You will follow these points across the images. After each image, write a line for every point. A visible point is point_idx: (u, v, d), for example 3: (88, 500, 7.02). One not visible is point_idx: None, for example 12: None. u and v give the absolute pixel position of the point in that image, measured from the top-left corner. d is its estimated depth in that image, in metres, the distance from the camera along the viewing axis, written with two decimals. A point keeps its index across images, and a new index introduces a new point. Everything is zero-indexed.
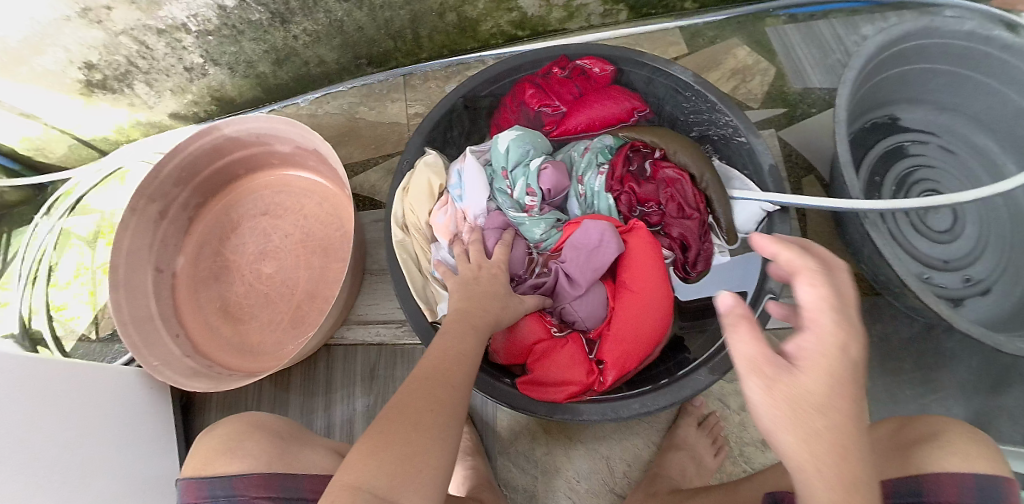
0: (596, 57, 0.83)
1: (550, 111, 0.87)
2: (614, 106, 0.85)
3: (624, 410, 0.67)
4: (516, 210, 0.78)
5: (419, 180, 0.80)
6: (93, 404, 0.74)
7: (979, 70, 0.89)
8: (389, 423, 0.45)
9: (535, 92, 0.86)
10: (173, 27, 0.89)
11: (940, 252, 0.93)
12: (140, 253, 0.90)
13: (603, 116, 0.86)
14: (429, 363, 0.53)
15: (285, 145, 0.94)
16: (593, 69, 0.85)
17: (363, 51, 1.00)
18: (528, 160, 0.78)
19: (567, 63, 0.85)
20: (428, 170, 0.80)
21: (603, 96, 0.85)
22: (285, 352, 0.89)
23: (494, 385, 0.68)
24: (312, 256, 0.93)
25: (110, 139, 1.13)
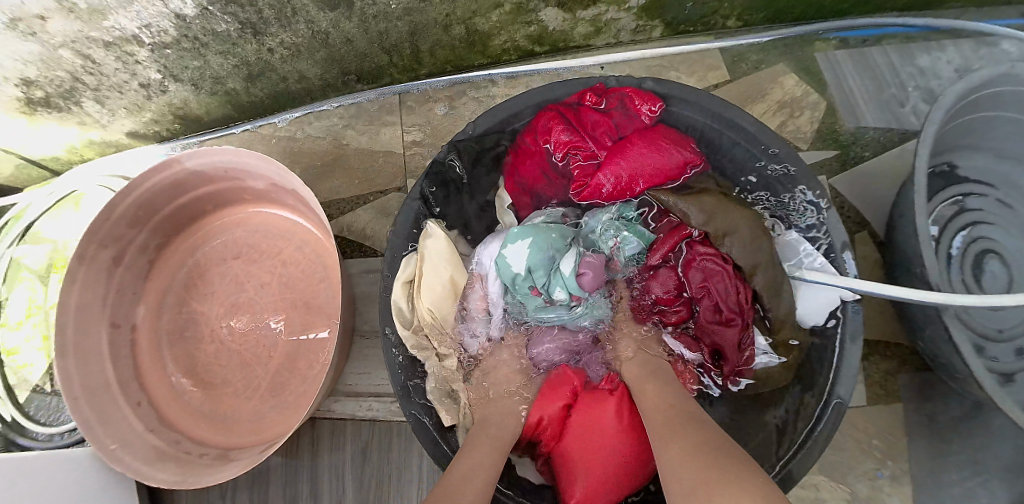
0: (641, 93, 0.69)
1: (581, 156, 0.74)
2: (660, 156, 0.71)
3: None
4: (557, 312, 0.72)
5: (433, 276, 0.70)
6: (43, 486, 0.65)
7: None
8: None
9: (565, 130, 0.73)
10: (123, 39, 0.74)
11: (995, 320, 0.82)
12: (93, 308, 0.77)
13: (643, 168, 0.72)
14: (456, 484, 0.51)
15: (257, 181, 0.80)
16: (635, 105, 0.71)
17: (351, 67, 0.85)
18: (556, 265, 0.69)
19: (604, 93, 0.72)
20: (444, 266, 0.71)
21: (646, 143, 0.71)
22: (263, 425, 0.78)
23: None
24: (293, 312, 0.81)
25: (62, 159, 0.99)
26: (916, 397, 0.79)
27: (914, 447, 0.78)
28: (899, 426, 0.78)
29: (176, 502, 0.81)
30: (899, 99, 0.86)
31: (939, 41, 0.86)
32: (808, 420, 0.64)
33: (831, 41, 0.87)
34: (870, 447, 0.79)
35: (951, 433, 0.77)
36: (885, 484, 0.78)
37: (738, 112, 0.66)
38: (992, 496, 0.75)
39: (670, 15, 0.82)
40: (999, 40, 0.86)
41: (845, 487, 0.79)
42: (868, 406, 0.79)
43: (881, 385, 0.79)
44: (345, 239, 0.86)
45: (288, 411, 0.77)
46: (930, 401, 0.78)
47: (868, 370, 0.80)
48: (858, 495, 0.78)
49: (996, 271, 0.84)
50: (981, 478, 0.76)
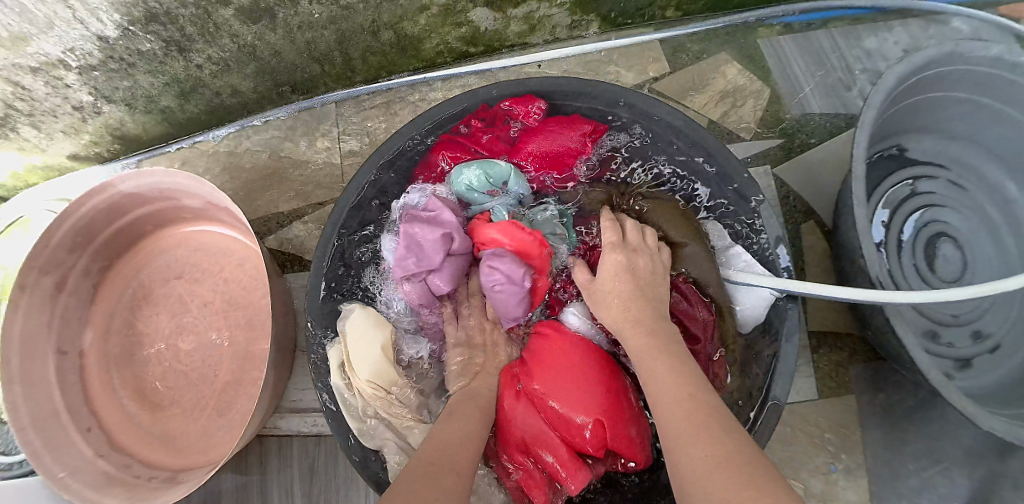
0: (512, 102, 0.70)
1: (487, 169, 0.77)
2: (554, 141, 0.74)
3: None
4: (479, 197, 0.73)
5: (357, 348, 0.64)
6: None
7: (1000, 100, 0.74)
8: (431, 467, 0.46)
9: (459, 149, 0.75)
10: (49, 64, 0.72)
11: (949, 305, 0.79)
12: (36, 336, 0.77)
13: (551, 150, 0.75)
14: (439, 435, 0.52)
15: (194, 201, 0.79)
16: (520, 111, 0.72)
17: (284, 78, 0.84)
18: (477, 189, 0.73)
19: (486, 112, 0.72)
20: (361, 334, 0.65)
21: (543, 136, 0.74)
22: (212, 446, 0.77)
23: None
24: (236, 329, 0.81)
25: (7, 185, 0.98)
26: (870, 388, 0.78)
27: (869, 439, 0.76)
28: (851, 417, 0.77)
29: None
30: (845, 83, 0.83)
31: (888, 21, 0.84)
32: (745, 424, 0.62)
33: (775, 27, 0.85)
34: (823, 441, 0.77)
35: (906, 422, 0.76)
36: (840, 478, 0.76)
37: (630, 93, 0.65)
38: (953, 487, 0.74)
39: (604, 9, 0.80)
40: (949, 18, 0.84)
41: (798, 482, 0.76)
42: (819, 399, 0.78)
43: (831, 377, 0.78)
44: (286, 254, 0.85)
45: (234, 430, 0.77)
46: (883, 391, 0.77)
47: (818, 362, 0.79)
48: (812, 490, 0.76)
49: (949, 255, 0.80)
50: (940, 467, 0.74)
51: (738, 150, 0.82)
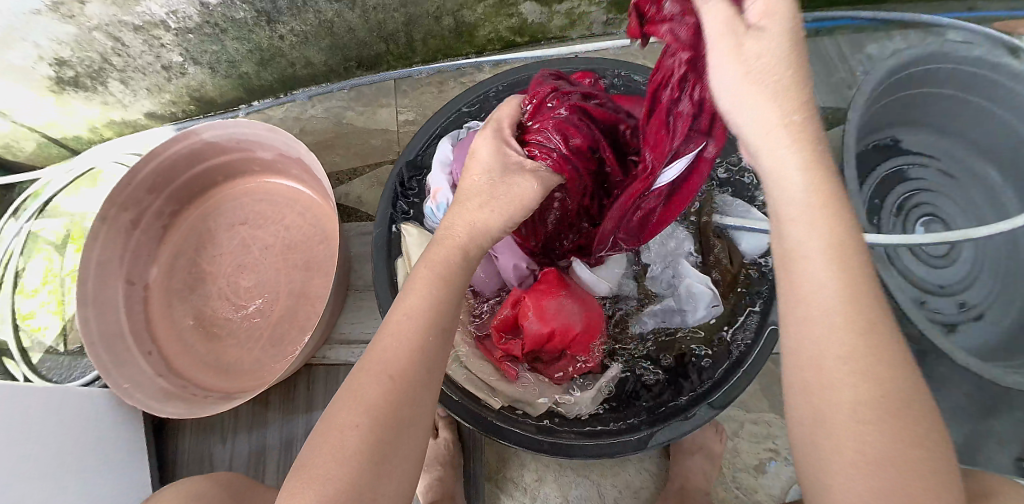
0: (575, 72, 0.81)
1: None
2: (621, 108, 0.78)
3: (647, 442, 0.65)
4: None
5: (419, 271, 0.70)
6: (69, 422, 0.71)
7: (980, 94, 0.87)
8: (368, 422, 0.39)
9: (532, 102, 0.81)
10: (151, 23, 0.83)
11: (935, 277, 0.90)
12: (110, 264, 0.85)
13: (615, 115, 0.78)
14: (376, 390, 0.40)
15: (266, 152, 0.89)
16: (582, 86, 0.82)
17: (352, 54, 0.96)
18: None
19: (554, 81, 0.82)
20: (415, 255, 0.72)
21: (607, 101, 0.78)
22: (263, 371, 0.84)
23: (505, 431, 0.65)
24: (294, 269, 0.89)
25: (83, 139, 1.08)
26: None
27: None
28: None
29: (178, 443, 0.87)
30: (848, 83, 0.98)
31: (889, 32, 0.99)
32: (752, 327, 0.70)
33: None
34: None
35: None
36: None
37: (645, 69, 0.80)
38: None
39: None
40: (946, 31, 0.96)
41: None
42: None
43: None
44: (343, 205, 0.94)
45: (284, 357, 0.84)
46: None
47: None
48: None
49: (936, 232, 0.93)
50: None
51: None
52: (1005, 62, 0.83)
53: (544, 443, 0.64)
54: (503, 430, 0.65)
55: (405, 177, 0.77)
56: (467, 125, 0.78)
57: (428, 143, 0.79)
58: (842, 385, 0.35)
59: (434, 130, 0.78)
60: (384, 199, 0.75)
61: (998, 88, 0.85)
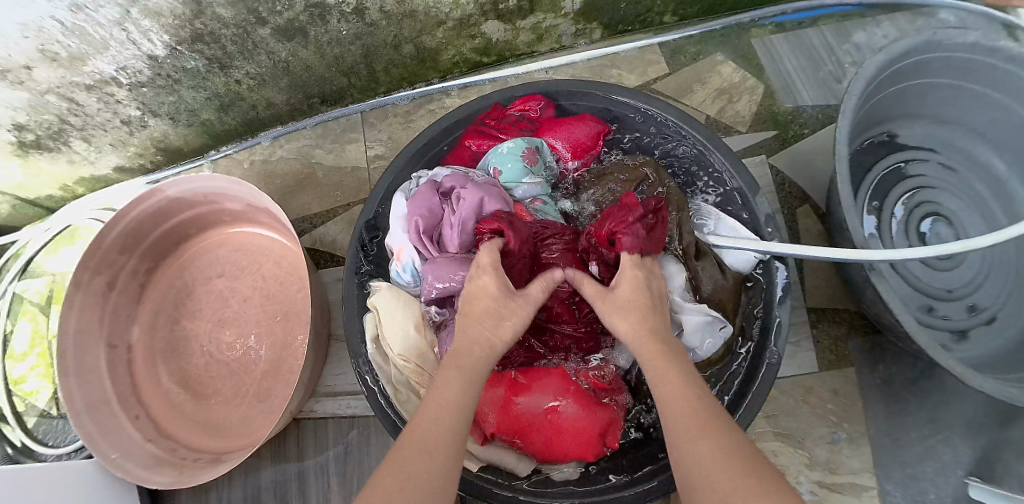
0: (525, 97, 0.80)
1: None
2: (573, 130, 0.79)
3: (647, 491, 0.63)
4: (530, 180, 0.77)
5: (387, 326, 0.70)
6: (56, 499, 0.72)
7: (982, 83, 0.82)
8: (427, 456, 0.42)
9: (484, 140, 0.81)
10: (102, 81, 0.81)
11: (942, 281, 0.86)
12: (89, 331, 0.83)
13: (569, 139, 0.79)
14: (425, 428, 0.45)
15: (234, 204, 0.87)
16: (530, 112, 0.81)
17: (314, 91, 0.93)
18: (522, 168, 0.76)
19: (501, 111, 0.81)
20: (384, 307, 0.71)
21: (558, 126, 0.80)
22: (251, 429, 0.83)
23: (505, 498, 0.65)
24: (274, 322, 0.87)
25: (56, 197, 1.07)
26: (869, 361, 0.84)
27: (870, 406, 0.82)
28: (852, 388, 0.83)
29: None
30: (836, 76, 0.92)
31: (876, 16, 0.93)
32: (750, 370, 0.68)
33: (767, 27, 0.94)
34: (825, 410, 0.83)
35: (905, 392, 0.81)
36: (843, 446, 0.82)
37: (614, 87, 0.75)
38: (955, 454, 0.78)
39: (606, 18, 0.89)
40: (935, 11, 0.92)
41: (802, 450, 0.82)
42: (822, 372, 0.85)
43: (831, 350, 0.85)
44: (319, 251, 0.92)
45: (271, 415, 0.82)
46: (882, 363, 0.83)
47: (818, 336, 0.86)
48: (817, 457, 0.82)
49: (942, 233, 0.89)
50: (942, 436, 0.79)
51: (736, 141, 0.90)
52: (1001, 45, 0.76)
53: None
54: (494, 489, 0.66)
55: (365, 239, 0.75)
56: (416, 176, 0.78)
57: (388, 193, 0.77)
58: (696, 447, 0.42)
59: (387, 189, 0.76)
60: (350, 261, 0.73)
61: (998, 72, 0.79)
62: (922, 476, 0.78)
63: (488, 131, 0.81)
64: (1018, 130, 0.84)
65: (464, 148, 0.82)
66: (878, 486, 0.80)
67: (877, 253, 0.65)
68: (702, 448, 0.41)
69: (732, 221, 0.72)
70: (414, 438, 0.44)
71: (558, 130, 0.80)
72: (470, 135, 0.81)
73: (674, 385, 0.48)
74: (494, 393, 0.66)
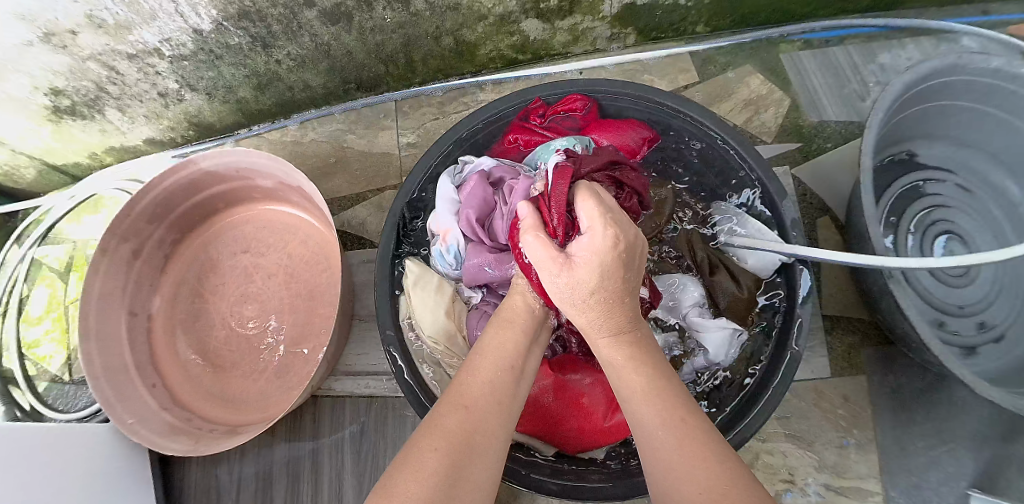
0: (573, 95, 0.81)
1: None
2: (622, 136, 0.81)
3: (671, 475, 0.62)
4: None
5: (425, 304, 0.73)
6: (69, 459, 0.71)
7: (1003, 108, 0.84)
8: (470, 407, 0.43)
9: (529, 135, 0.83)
10: (145, 51, 0.82)
11: (954, 297, 0.88)
12: (112, 296, 0.84)
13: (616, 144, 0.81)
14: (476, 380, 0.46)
15: (266, 180, 0.88)
16: (575, 110, 0.82)
17: (350, 76, 0.94)
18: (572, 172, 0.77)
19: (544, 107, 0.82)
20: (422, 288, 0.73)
21: (603, 127, 0.82)
22: (268, 403, 0.83)
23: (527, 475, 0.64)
24: (297, 299, 0.88)
25: (83, 166, 1.08)
26: (881, 371, 0.86)
27: (880, 416, 0.84)
28: (864, 397, 0.85)
29: (185, 475, 0.86)
30: (860, 94, 0.94)
31: (902, 39, 0.96)
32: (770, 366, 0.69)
33: (796, 43, 0.97)
34: (836, 418, 0.85)
35: (915, 403, 0.83)
36: (852, 452, 0.83)
37: (653, 90, 0.76)
38: (959, 465, 0.80)
39: (642, 24, 0.92)
40: (959, 37, 0.94)
41: (813, 454, 0.84)
42: (834, 379, 0.86)
43: (844, 358, 0.87)
44: (345, 233, 0.93)
45: (289, 390, 0.83)
46: (894, 374, 0.85)
47: (832, 344, 0.87)
48: (826, 462, 0.83)
49: (955, 250, 0.91)
50: (948, 447, 0.81)
51: (761, 150, 0.92)
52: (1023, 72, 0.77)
53: (556, 489, 0.63)
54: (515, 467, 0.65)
55: (406, 218, 0.76)
56: (463, 161, 0.80)
57: (429, 177, 0.77)
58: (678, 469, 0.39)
59: (429, 169, 0.76)
60: (386, 241, 0.71)
61: (1018, 98, 0.81)
62: (927, 486, 0.80)
63: (532, 126, 0.83)
64: None
65: (507, 142, 0.84)
66: (884, 493, 0.81)
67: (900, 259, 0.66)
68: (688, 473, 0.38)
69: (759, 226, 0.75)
70: (455, 415, 0.42)
71: (603, 131, 0.81)
72: (515, 130, 0.83)
73: (652, 393, 0.44)
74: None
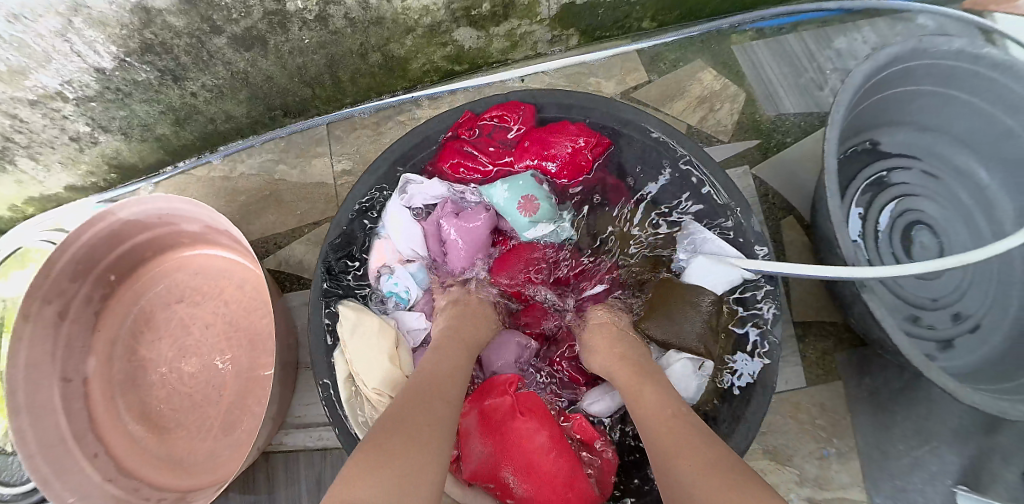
0: (505, 105, 0.74)
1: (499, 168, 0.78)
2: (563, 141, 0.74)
3: None
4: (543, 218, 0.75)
5: (360, 348, 0.67)
6: None
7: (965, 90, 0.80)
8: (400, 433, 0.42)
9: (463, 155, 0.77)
10: (47, 96, 0.74)
11: (928, 290, 0.83)
12: (42, 365, 0.77)
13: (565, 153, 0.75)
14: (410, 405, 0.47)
15: (192, 225, 0.81)
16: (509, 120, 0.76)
17: (276, 103, 0.88)
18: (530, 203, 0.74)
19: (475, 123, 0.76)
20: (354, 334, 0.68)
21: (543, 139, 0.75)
22: (216, 465, 0.79)
23: None
24: (238, 350, 0.82)
25: (4, 218, 1.00)
26: (856, 374, 0.82)
27: (858, 421, 0.80)
28: (841, 402, 0.82)
29: None
30: (817, 83, 0.89)
31: (856, 22, 0.90)
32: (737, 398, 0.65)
33: (747, 33, 0.91)
34: (813, 426, 0.81)
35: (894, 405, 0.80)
36: (833, 461, 0.80)
37: (591, 99, 0.71)
38: (942, 462, 0.75)
39: (583, 23, 0.85)
40: (915, 16, 0.90)
41: (792, 468, 0.80)
42: (808, 386, 0.83)
43: (819, 364, 0.83)
44: (283, 273, 0.87)
45: (237, 450, 0.78)
46: (870, 376, 0.82)
47: (806, 351, 0.84)
48: (807, 475, 0.80)
49: (925, 241, 0.86)
50: (930, 446, 0.76)
51: (717, 151, 0.87)
52: (984, 53, 0.72)
53: None
54: None
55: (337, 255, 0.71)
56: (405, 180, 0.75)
57: (359, 207, 0.72)
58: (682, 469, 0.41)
59: (353, 209, 0.71)
60: (316, 285, 0.67)
61: (980, 79, 0.77)
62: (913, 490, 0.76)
63: (464, 145, 0.77)
64: (1002, 138, 0.82)
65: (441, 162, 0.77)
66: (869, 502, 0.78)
67: (878, 269, 0.61)
68: (685, 466, 0.41)
69: (703, 233, 0.72)
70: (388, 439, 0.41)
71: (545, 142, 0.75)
72: (448, 149, 0.77)
73: (648, 402, 0.53)
74: (478, 449, 0.64)
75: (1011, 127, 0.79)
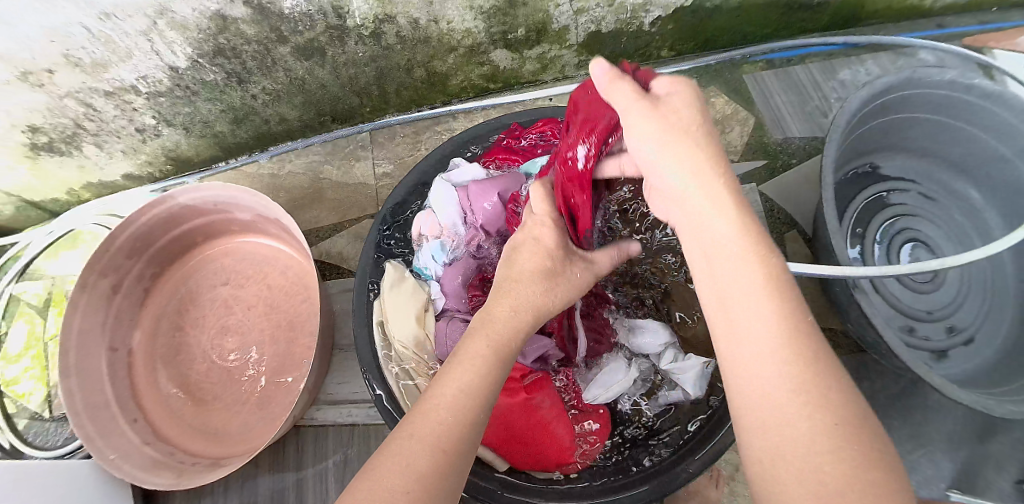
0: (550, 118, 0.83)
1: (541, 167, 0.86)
2: None
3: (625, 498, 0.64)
4: None
5: (399, 312, 0.75)
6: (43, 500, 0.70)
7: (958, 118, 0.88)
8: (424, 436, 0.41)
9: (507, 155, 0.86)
10: (122, 88, 0.83)
11: (923, 304, 0.91)
12: (92, 332, 0.84)
13: None
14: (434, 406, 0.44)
15: (244, 213, 0.89)
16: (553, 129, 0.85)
17: (326, 108, 0.97)
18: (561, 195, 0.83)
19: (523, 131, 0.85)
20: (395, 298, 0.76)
21: None
22: (249, 436, 0.84)
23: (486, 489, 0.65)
24: (277, 330, 0.89)
25: (61, 202, 1.08)
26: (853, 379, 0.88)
27: None
28: None
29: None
30: (822, 110, 0.98)
31: (860, 56, 1.00)
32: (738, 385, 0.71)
33: (758, 63, 1.01)
34: None
35: (888, 409, 0.86)
36: None
37: None
38: (938, 467, 0.80)
39: (607, 50, 0.95)
40: (917, 52, 0.98)
41: None
42: None
43: None
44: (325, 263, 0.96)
45: (271, 421, 0.83)
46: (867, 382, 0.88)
47: None
48: None
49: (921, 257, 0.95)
50: (925, 449, 0.82)
51: None
52: (976, 83, 0.82)
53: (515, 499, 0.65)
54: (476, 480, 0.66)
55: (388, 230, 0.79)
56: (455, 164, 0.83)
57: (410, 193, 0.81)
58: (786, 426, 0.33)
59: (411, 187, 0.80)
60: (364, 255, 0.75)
61: (973, 108, 0.86)
62: None
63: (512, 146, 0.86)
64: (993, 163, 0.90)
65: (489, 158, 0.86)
66: None
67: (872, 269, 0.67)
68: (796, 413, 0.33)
69: None
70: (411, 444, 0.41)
71: None
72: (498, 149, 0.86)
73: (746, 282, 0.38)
74: None
75: (1002, 154, 0.88)
